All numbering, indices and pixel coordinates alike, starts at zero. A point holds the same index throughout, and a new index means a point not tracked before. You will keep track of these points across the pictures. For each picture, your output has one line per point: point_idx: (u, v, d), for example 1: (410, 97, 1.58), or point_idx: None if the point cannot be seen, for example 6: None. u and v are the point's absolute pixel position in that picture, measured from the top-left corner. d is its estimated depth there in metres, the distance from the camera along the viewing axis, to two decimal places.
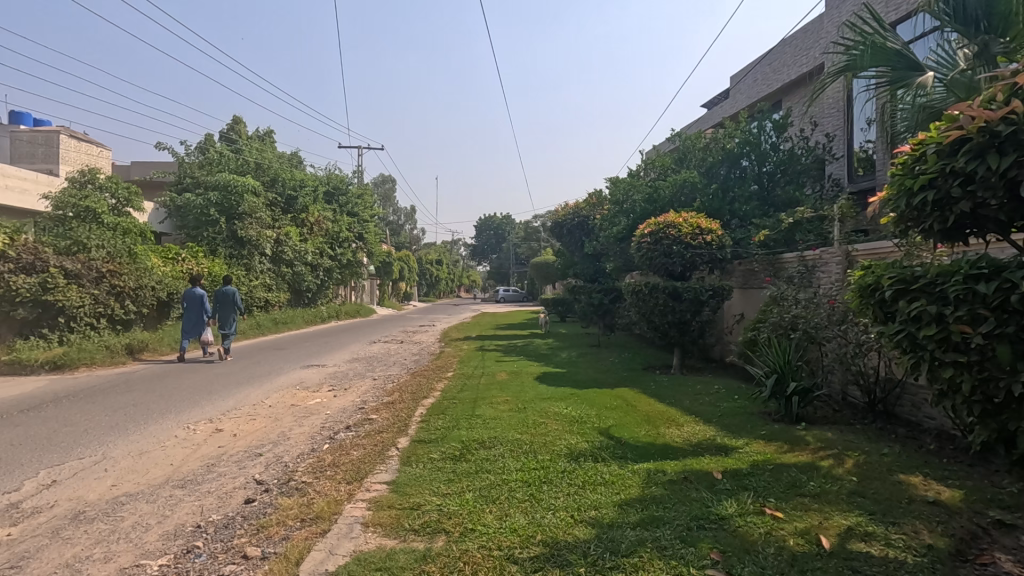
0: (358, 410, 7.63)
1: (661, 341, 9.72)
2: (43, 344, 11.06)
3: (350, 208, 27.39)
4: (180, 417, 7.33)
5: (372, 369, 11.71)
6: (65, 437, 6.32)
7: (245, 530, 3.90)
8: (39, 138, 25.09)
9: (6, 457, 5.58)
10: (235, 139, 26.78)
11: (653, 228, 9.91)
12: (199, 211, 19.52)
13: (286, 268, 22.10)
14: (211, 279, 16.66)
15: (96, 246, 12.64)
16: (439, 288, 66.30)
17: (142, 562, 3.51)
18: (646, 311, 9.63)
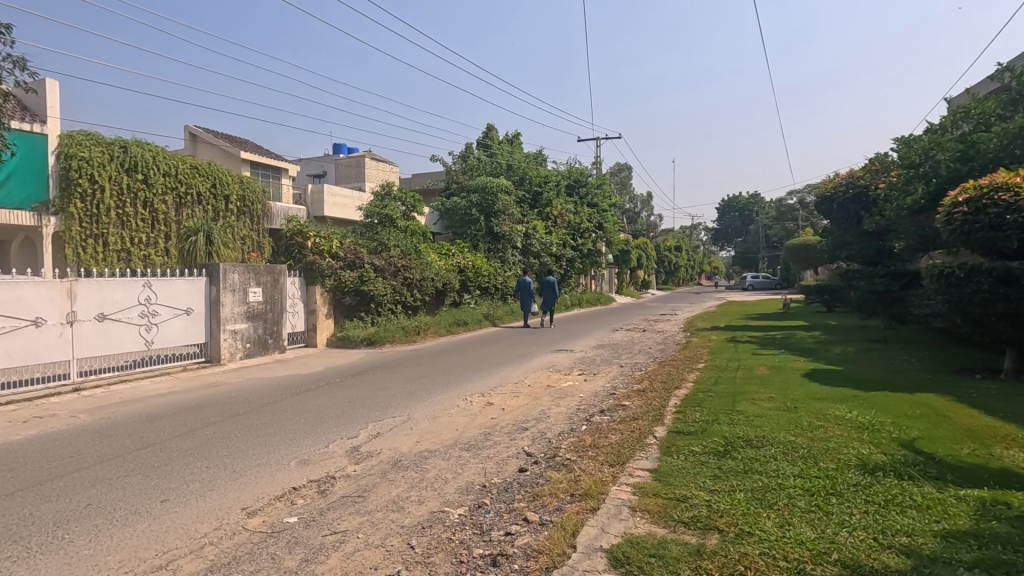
0: (610, 395, 7.84)
1: (985, 337, 7.64)
2: (362, 324, 14.08)
3: (590, 198, 28.24)
4: (459, 390, 8.54)
5: (618, 355, 11.89)
6: (382, 398, 7.96)
7: (523, 496, 4.33)
8: (353, 163, 32.08)
9: (346, 410, 7.26)
10: (489, 145, 30.00)
11: (971, 194, 7.79)
12: (464, 212, 22.45)
13: (534, 259, 23.71)
14: (475, 271, 19.02)
15: (393, 245, 15.49)
16: (678, 275, 63.89)
17: (446, 509, 4.17)
18: (960, 299, 7.67)
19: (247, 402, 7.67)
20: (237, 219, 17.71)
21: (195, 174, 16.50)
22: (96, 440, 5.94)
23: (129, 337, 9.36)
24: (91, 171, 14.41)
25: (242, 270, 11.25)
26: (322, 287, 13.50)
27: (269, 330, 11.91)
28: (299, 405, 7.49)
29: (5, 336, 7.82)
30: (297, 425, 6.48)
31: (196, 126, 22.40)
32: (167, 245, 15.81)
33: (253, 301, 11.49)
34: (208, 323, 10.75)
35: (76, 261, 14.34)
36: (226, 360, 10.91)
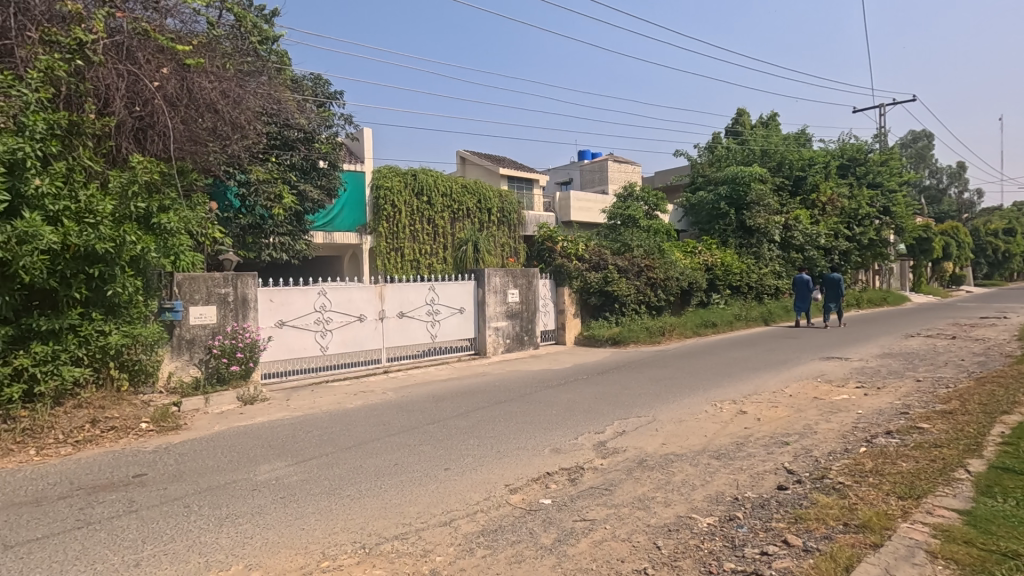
0: (900, 415, 6.51)
1: None
2: (607, 324, 14.45)
3: (871, 179, 23.75)
4: (708, 394, 8.12)
5: (913, 367, 9.75)
6: (627, 397, 8.08)
7: (783, 516, 3.93)
8: (597, 167, 33.17)
9: (594, 406, 7.57)
10: (740, 132, 27.68)
11: None
12: (711, 206, 21.22)
13: (796, 254, 20.99)
14: (725, 268, 17.79)
15: (637, 246, 15.50)
16: (1010, 267, 49.00)
17: (694, 516, 4.05)
18: None
19: (508, 392, 8.63)
20: (497, 229, 20.04)
21: (464, 192, 19.26)
22: (400, 413, 7.42)
23: (420, 332, 11.41)
24: (393, 197, 17.91)
25: (502, 274, 12.67)
26: (570, 288, 14.27)
27: (525, 328, 13.14)
28: (551, 398, 8.11)
29: (342, 328, 10.33)
30: (550, 416, 7.03)
31: (465, 151, 25.95)
32: (445, 254, 18.82)
33: (511, 301, 12.84)
34: (476, 320, 12.41)
35: (384, 269, 17.96)
36: (491, 353, 12.42)
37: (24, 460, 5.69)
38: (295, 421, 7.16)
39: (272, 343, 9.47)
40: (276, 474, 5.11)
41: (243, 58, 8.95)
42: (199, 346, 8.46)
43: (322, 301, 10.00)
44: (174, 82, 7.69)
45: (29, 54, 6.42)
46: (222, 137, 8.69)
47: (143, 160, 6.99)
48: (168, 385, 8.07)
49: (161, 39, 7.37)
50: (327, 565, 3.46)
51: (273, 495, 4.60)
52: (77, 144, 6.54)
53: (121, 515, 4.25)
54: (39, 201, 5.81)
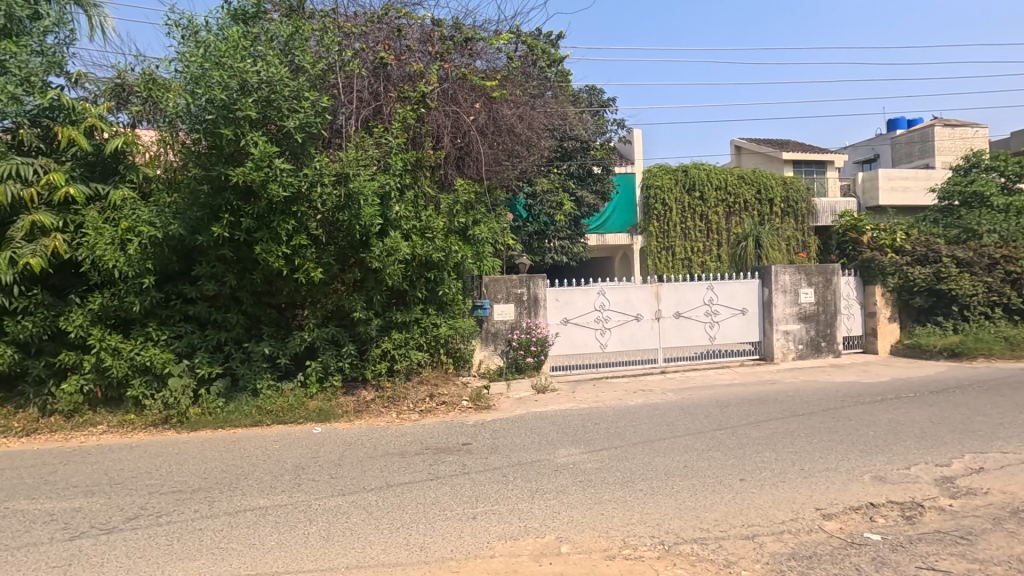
0: None
1: None
2: (940, 331, 11.58)
3: None
4: None
5: None
6: (983, 426, 6.31)
7: None
8: (916, 137, 26.84)
9: (931, 432, 6.14)
10: None
11: None
12: None
13: None
14: None
15: (987, 231, 12.00)
16: None
17: None
18: None
19: (807, 404, 7.64)
20: (781, 221, 18.06)
21: (742, 184, 17.93)
22: (684, 415, 7.29)
23: (698, 332, 11.01)
24: (663, 196, 17.62)
25: (793, 271, 11.30)
26: (884, 287, 11.84)
27: (822, 333, 11.47)
28: (867, 416, 6.87)
29: (621, 326, 10.65)
30: (868, 437, 5.97)
31: (741, 138, 23.98)
32: (720, 251, 17.87)
33: (804, 302, 11.36)
34: (762, 322, 11.35)
35: (655, 269, 17.80)
36: (780, 359, 11.22)
37: (391, 420, 7.46)
38: (583, 412, 7.68)
39: (559, 339, 10.35)
40: (573, 459, 5.56)
41: (533, 83, 10.00)
42: (501, 339, 9.76)
43: (602, 300, 10.48)
44: (484, 114, 9.06)
45: (392, 109, 8.38)
46: (517, 156, 9.87)
47: (463, 183, 8.42)
48: (479, 370, 9.55)
49: (475, 79, 8.78)
50: (629, 553, 3.60)
51: (573, 477, 5.02)
52: (420, 174, 8.27)
53: (458, 474, 5.22)
54: (398, 222, 7.52)
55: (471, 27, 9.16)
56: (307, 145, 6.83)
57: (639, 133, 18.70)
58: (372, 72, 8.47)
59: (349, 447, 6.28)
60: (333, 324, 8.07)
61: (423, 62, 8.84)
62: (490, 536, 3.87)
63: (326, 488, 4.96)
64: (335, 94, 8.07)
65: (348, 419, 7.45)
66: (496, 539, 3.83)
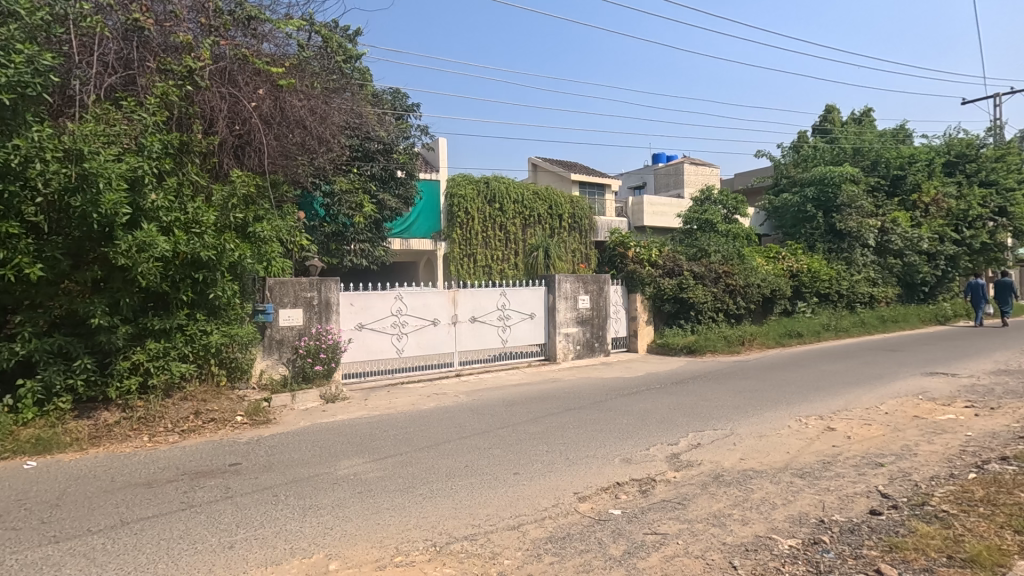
0: (1019, 440, 5.84)
1: None
2: (682, 332, 14.03)
3: (984, 176, 21.34)
4: (793, 409, 7.67)
5: None
6: (704, 410, 7.77)
7: (875, 543, 3.64)
8: (671, 171, 32.32)
9: (669, 417, 7.35)
10: (830, 129, 26.10)
11: None
12: (797, 209, 20.31)
13: (893, 260, 19.50)
14: (811, 275, 16.80)
15: (714, 251, 14.91)
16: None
17: (774, 536, 3.84)
18: None
19: (579, 399, 8.56)
20: (568, 235, 20.02)
21: (536, 199, 19.39)
22: (473, 416, 7.58)
23: (491, 336, 11.60)
24: (466, 205, 18.24)
25: (573, 280, 12.62)
26: (642, 295, 13.95)
27: (595, 335, 12.99)
28: (624, 407, 7.96)
29: (417, 331, 10.67)
30: (622, 425, 6.91)
31: (537, 157, 26.13)
32: (516, 260, 19.08)
33: (581, 307, 12.76)
34: (546, 326, 12.42)
35: (457, 275, 18.28)
36: (561, 359, 12.38)
37: (139, 445, 6.33)
38: (375, 420, 7.49)
39: (352, 345, 9.96)
40: (355, 470, 5.37)
41: (329, 77, 9.52)
42: (287, 346, 9.03)
43: (398, 305, 10.40)
44: (268, 102, 8.31)
45: (148, 82, 7.20)
46: (310, 151, 9.29)
47: (241, 174, 7.62)
48: (260, 381, 8.70)
49: (258, 62, 8.02)
50: (400, 560, 3.59)
51: (352, 489, 4.84)
52: (186, 160, 7.24)
53: (219, 500, 4.64)
54: (155, 213, 6.44)
55: (255, 6, 8.35)
56: (21, 109, 5.49)
57: (444, 141, 19.07)
58: (122, 35, 7.18)
59: (75, 482, 5.15)
60: (61, 332, 6.57)
61: (193, 34, 7.77)
62: (247, 566, 3.50)
63: (32, 537, 3.99)
64: (67, 52, 6.66)
65: (78, 449, 6.11)
66: (254, 567, 3.49)
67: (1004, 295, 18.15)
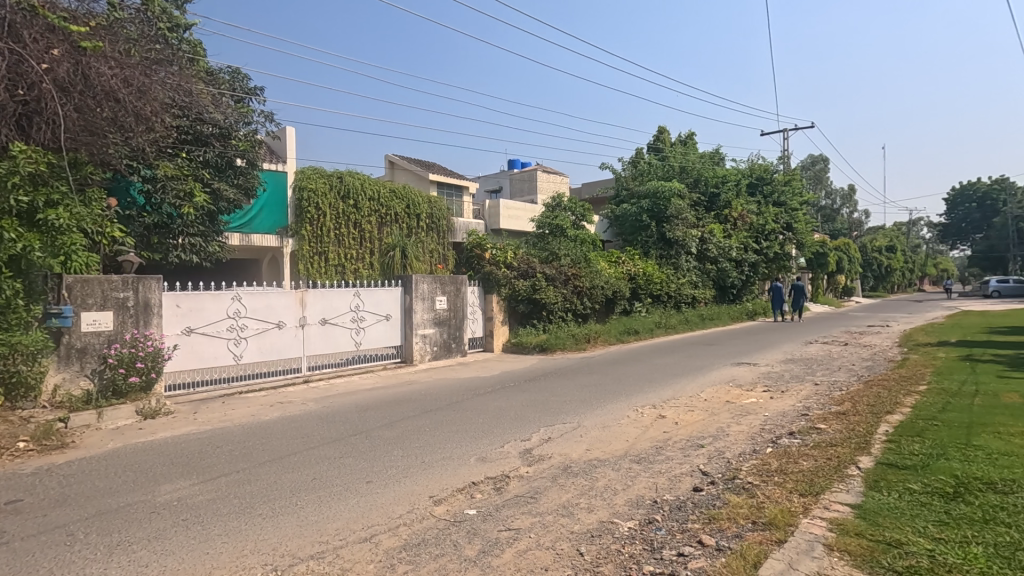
0: (801, 417, 7.04)
1: None
2: (535, 331, 14.65)
3: (776, 197, 25.47)
4: (631, 400, 8.40)
5: (812, 371, 10.53)
6: (554, 405, 8.18)
7: (698, 517, 4.11)
8: (526, 177, 33.69)
9: (523, 414, 7.61)
10: (662, 148, 29.23)
11: None
12: (635, 218, 22.40)
13: (710, 265, 22.44)
14: (646, 278, 18.63)
15: (564, 254, 15.82)
16: (893, 281, 53.96)
17: (615, 520, 4.14)
18: None
19: (436, 400, 8.50)
20: (425, 235, 19.64)
21: (393, 197, 18.62)
22: (322, 424, 7.12)
23: (343, 339, 11.02)
24: (317, 200, 17.12)
25: (431, 281, 12.50)
26: (498, 296, 14.32)
27: (452, 335, 13.00)
28: (480, 406, 8.07)
29: (259, 335, 9.76)
30: (478, 425, 6.99)
31: (394, 155, 25.53)
32: (372, 260, 18.14)
33: (439, 308, 12.69)
34: (403, 327, 12.14)
35: (306, 274, 17.06)
36: (418, 361, 12.19)
37: None
38: (205, 435, 6.67)
39: (178, 352, 8.78)
40: (179, 495, 4.70)
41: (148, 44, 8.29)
42: (91, 356, 7.66)
43: (236, 307, 9.41)
44: (66, 65, 6.96)
45: None
46: (124, 129, 7.97)
47: (24, 149, 6.28)
48: (53, 399, 7.26)
49: (52, 17, 6.67)
50: None
51: (174, 517, 4.23)
52: None
53: None
54: None
55: None
56: None
57: (291, 130, 17.74)
58: None
59: None
60: None
61: None
62: None
63: None
64: None
65: None
66: None
67: (797, 296, 22.03)
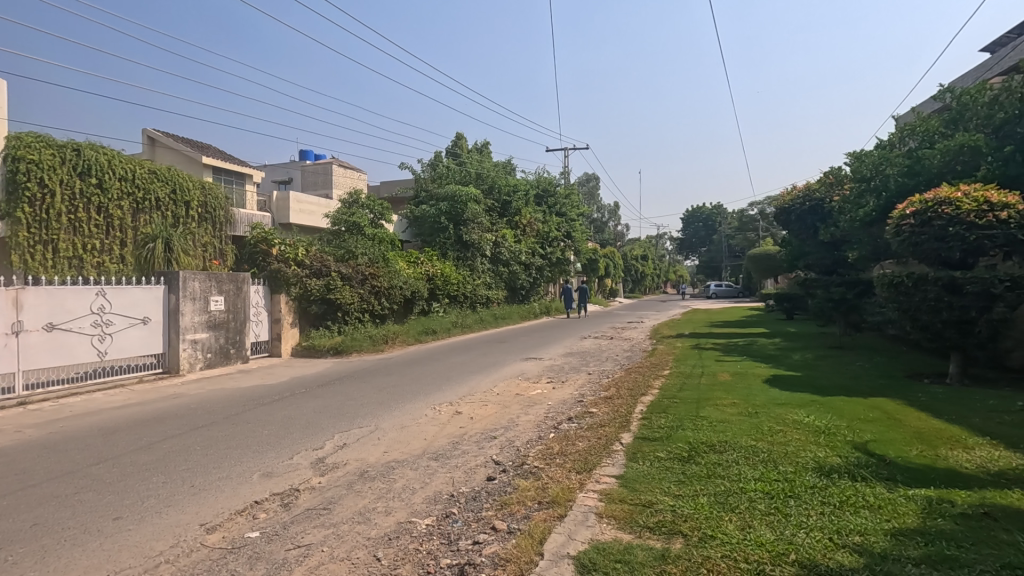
0: (578, 403, 7.96)
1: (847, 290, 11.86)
2: (328, 333, 13.87)
3: (559, 208, 28.30)
4: (429, 399, 8.51)
5: (586, 363, 11.97)
6: (349, 409, 7.84)
7: (491, 504, 4.33)
8: (320, 169, 31.75)
9: (315, 421, 7.15)
10: (459, 153, 30.24)
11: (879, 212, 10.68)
12: (433, 220, 22.77)
13: (503, 268, 23.94)
14: (444, 279, 19.06)
15: (361, 253, 15.31)
16: (647, 284, 64.17)
17: (413, 519, 4.14)
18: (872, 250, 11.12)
19: (208, 414, 7.46)
20: (198, 226, 16.64)
21: (153, 178, 15.52)
22: (48, 454, 5.71)
23: (80, 348, 8.98)
24: (40, 174, 13.51)
25: (203, 278, 10.94)
26: (287, 295, 13.22)
27: (231, 340, 11.58)
28: (265, 417, 7.33)
29: None
30: (262, 437, 6.35)
31: (155, 130, 21.77)
32: (123, 252, 14.98)
33: (214, 309, 11.17)
34: (166, 332, 10.39)
35: (23, 268, 13.37)
36: (186, 370, 10.56)
37: None
38: None
39: None
40: None
41: None
42: None
43: None
44: None
45: None
46: None
47: None
48: None
49: None
50: None
51: None
52: None
53: None
54: None
55: None
56: None
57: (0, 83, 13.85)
58: None
59: None
60: None
61: None
62: None
63: None
64: None
65: None
66: None
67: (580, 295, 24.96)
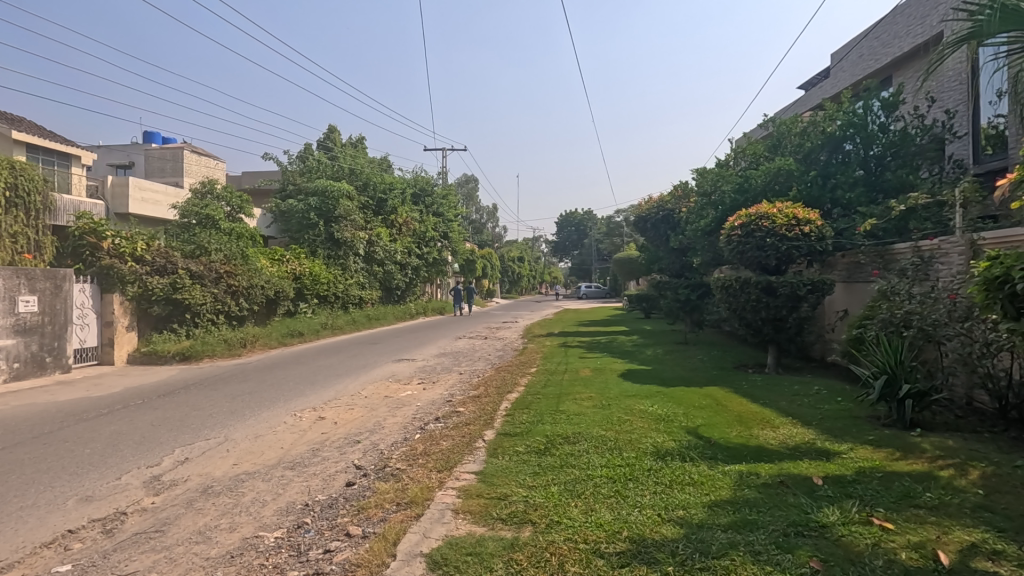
0: (446, 403, 8.03)
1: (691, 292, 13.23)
2: (174, 337, 12.48)
3: (435, 208, 28.13)
4: (289, 405, 8.04)
5: (458, 363, 12.07)
6: (194, 420, 7.15)
7: (348, 510, 4.22)
8: (168, 155, 28.46)
9: (151, 435, 6.42)
10: (331, 147, 28.87)
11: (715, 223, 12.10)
12: (301, 215, 21.54)
13: (377, 267, 23.24)
14: (312, 278, 18.06)
15: (214, 250, 14.02)
16: (523, 285, 66.07)
17: (261, 534, 3.91)
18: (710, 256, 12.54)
19: (10, 434, 6.35)
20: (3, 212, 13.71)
21: None
22: None
23: None
24: None
25: (7, 274, 9.30)
26: (122, 295, 11.68)
27: (47, 347, 9.98)
28: (88, 433, 6.44)
29: None
30: (83, 456, 5.57)
31: None
32: None
33: (24, 312, 9.54)
34: None
35: None
36: None
37: None
38: None
39: None
40: None
41: None
42: None
43: None
44: None
45: None
46: None
47: None
48: None
49: None
50: None
51: None
52: None
53: None
54: None
55: None
56: None
57: None
58: None
59: None
60: None
61: None
62: None
63: None
64: None
65: None
66: None
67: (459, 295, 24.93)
